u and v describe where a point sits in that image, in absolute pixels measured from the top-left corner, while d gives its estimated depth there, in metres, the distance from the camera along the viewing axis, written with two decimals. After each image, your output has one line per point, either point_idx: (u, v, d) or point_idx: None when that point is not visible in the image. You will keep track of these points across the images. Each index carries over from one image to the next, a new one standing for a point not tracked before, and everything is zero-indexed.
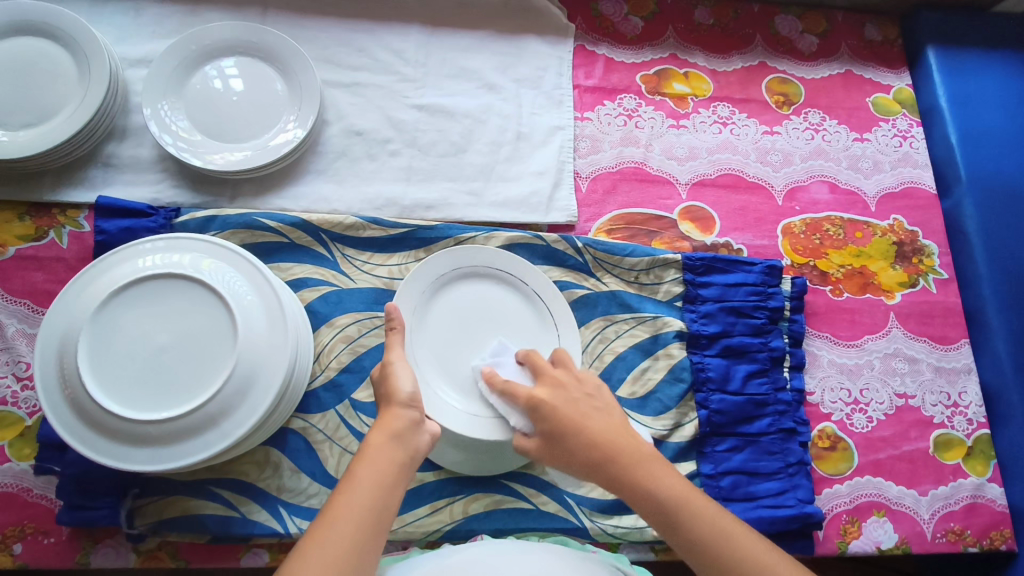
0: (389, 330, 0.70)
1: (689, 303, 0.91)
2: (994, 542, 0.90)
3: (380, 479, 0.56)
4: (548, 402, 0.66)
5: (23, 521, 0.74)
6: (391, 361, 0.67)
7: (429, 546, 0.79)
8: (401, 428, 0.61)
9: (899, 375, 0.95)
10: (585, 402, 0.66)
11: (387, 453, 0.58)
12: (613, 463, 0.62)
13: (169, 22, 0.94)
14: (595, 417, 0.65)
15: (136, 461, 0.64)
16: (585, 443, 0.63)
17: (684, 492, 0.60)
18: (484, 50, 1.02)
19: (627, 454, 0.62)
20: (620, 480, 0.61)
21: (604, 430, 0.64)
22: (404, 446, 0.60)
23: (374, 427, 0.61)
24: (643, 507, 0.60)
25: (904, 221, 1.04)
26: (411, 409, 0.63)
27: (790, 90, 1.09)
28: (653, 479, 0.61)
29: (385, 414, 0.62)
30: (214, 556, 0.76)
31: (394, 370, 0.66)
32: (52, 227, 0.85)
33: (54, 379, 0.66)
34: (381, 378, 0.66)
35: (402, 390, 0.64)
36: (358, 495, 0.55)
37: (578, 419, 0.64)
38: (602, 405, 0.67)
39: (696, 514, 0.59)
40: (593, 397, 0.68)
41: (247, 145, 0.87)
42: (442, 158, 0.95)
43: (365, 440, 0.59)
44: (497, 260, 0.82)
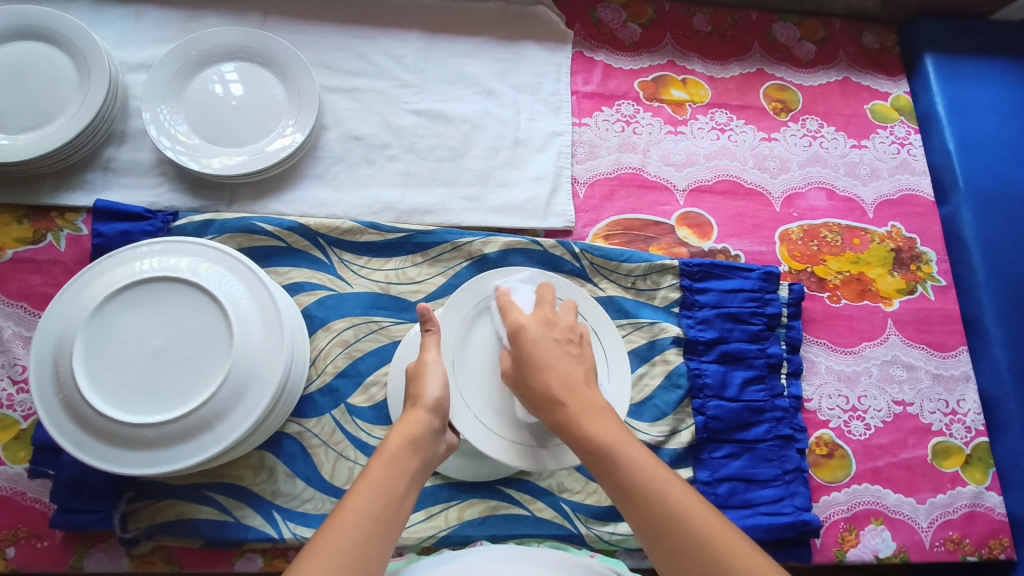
0: (427, 331, 0.71)
1: (687, 309, 0.91)
2: (992, 551, 0.89)
3: (392, 483, 0.57)
4: (535, 337, 0.68)
5: (17, 524, 0.74)
6: (426, 361, 0.68)
7: (423, 552, 0.78)
8: (417, 434, 0.61)
9: (898, 382, 0.95)
10: (556, 347, 0.68)
11: (402, 459, 0.59)
12: (566, 407, 0.63)
13: (170, 27, 0.95)
14: (559, 363, 0.66)
15: (130, 464, 0.64)
16: (545, 386, 0.65)
17: (627, 442, 0.61)
18: (483, 56, 1.03)
19: (583, 401, 0.64)
20: (569, 425, 0.63)
21: (566, 377, 0.65)
22: (417, 452, 0.60)
23: (392, 431, 0.61)
24: (584, 451, 0.61)
25: (902, 228, 1.04)
26: (433, 416, 0.63)
27: (788, 97, 1.09)
28: (597, 426, 0.62)
29: (407, 417, 0.63)
30: (208, 561, 0.76)
31: (427, 371, 0.66)
32: (50, 230, 0.85)
33: (50, 380, 0.66)
34: (412, 378, 0.67)
35: (430, 394, 0.64)
36: (373, 497, 0.55)
37: (545, 361, 0.66)
38: (575, 354, 0.69)
39: (635, 461, 0.59)
40: (570, 344, 0.69)
41: (245, 149, 0.88)
42: (440, 164, 0.95)
43: (383, 443, 0.60)
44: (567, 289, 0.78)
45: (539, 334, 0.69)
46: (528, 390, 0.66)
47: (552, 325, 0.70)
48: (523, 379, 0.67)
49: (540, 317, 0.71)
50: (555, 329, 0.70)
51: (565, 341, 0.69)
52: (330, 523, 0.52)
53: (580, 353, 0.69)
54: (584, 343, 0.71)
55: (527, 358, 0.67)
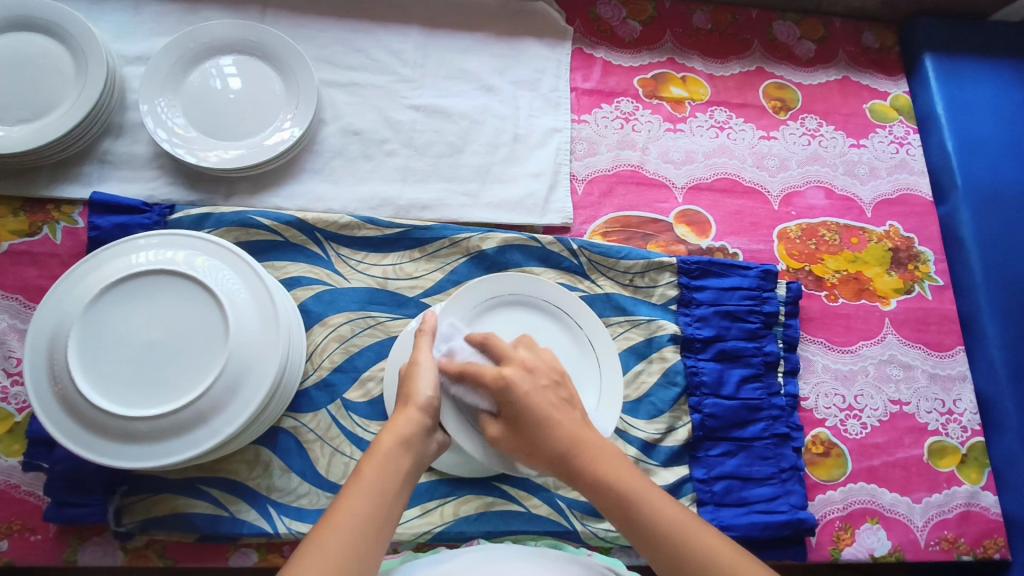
0: (420, 332, 0.69)
1: (684, 306, 0.91)
2: (987, 550, 0.89)
3: (383, 485, 0.56)
4: (526, 390, 0.63)
5: (10, 518, 0.73)
6: (417, 361, 0.65)
7: (419, 548, 0.78)
8: (411, 434, 0.59)
9: (894, 381, 0.95)
10: (550, 395, 0.64)
11: (394, 461, 0.57)
12: (576, 456, 0.61)
13: (168, 19, 0.94)
14: (561, 413, 0.63)
15: (124, 458, 0.64)
16: (552, 442, 0.61)
17: (644, 484, 0.59)
18: (482, 52, 1.02)
19: (587, 448, 0.61)
20: (580, 474, 0.60)
21: (570, 427, 0.62)
22: (411, 452, 0.59)
23: (384, 429, 0.60)
24: (598, 497, 0.59)
25: (900, 228, 1.04)
26: (424, 415, 0.62)
27: (787, 96, 1.09)
28: (611, 469, 0.60)
29: (397, 416, 0.61)
30: (203, 555, 0.76)
31: (419, 371, 0.64)
32: (46, 223, 0.84)
33: (44, 372, 0.65)
34: (403, 377, 0.65)
35: (421, 393, 0.63)
36: (363, 500, 0.54)
37: (543, 417, 0.62)
38: (566, 398, 0.65)
39: (652, 502, 0.58)
40: (557, 388, 0.65)
41: (242, 143, 0.87)
42: (438, 159, 0.95)
43: (374, 442, 0.59)
44: (566, 300, 0.80)
45: (525, 381, 0.64)
46: (532, 449, 0.62)
47: (534, 371, 0.65)
48: (526, 435, 0.62)
49: (524, 364, 0.65)
50: (538, 376, 0.65)
51: (551, 385, 0.65)
52: (318, 531, 0.51)
53: (570, 396, 0.65)
54: (568, 381, 0.67)
55: (521, 409, 0.62)
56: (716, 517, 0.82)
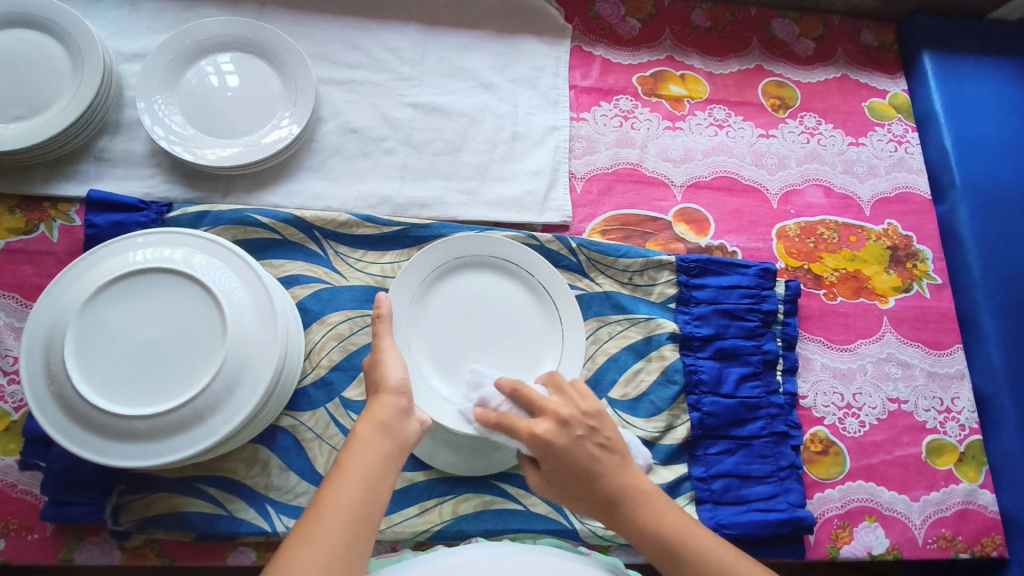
0: (376, 319, 0.66)
1: (683, 305, 0.91)
2: (985, 548, 0.89)
3: (366, 471, 0.56)
4: (564, 448, 0.62)
5: (7, 517, 0.73)
6: (382, 351, 0.65)
7: (418, 546, 0.78)
8: (389, 418, 0.59)
9: (892, 379, 0.95)
10: (588, 446, 0.63)
11: (374, 445, 0.57)
12: (624, 507, 0.62)
13: (165, 17, 0.94)
14: (603, 463, 0.63)
15: (121, 457, 0.64)
16: (600, 496, 0.62)
17: (684, 526, 0.63)
18: (481, 49, 1.02)
19: (635, 500, 0.63)
20: (636, 528, 0.62)
21: (611, 478, 0.63)
22: (392, 436, 0.59)
23: (362, 417, 0.60)
24: (655, 551, 0.62)
25: (899, 226, 1.04)
26: (400, 398, 0.61)
27: (786, 94, 1.09)
28: (656, 517, 0.63)
29: (374, 402, 0.61)
30: (201, 554, 0.76)
31: (385, 359, 0.64)
32: (42, 221, 0.84)
33: (41, 371, 0.65)
34: (372, 365, 0.65)
35: (392, 378, 0.62)
36: (347, 488, 0.54)
37: (587, 474, 0.62)
38: (604, 446, 0.63)
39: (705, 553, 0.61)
40: (595, 436, 0.64)
41: (239, 141, 0.87)
42: (437, 157, 0.94)
43: (354, 432, 0.59)
44: (512, 252, 0.81)
45: (563, 438, 0.62)
46: (575, 496, 0.63)
47: (568, 423, 0.63)
48: (571, 489, 0.63)
49: (562, 418, 0.64)
50: (573, 427, 0.63)
51: (587, 434, 0.63)
52: (305, 523, 0.52)
53: (607, 440, 0.64)
54: (603, 424, 0.65)
55: (560, 465, 0.62)
56: (715, 516, 0.82)
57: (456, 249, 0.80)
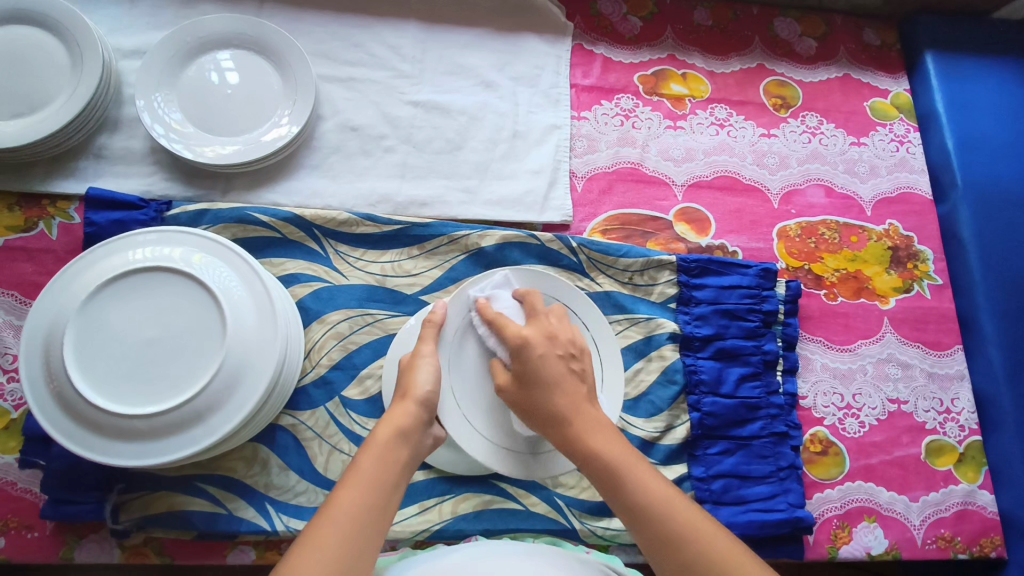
0: (427, 323, 0.70)
1: (683, 305, 0.91)
2: (983, 549, 0.90)
3: (380, 475, 0.56)
4: (542, 355, 0.65)
5: (6, 515, 0.73)
6: (421, 354, 0.67)
7: (418, 545, 0.78)
8: (406, 426, 0.60)
9: (892, 380, 0.95)
10: (563, 365, 0.66)
11: (391, 452, 0.58)
12: (572, 425, 0.63)
13: (165, 13, 0.94)
14: (569, 385, 0.65)
15: (122, 456, 0.64)
16: (550, 407, 0.63)
17: (627, 454, 0.61)
18: (482, 47, 1.02)
19: (586, 420, 0.63)
20: (578, 445, 0.62)
21: (572, 397, 0.64)
22: (408, 444, 0.60)
23: (380, 422, 0.61)
24: (592, 469, 0.61)
25: (900, 226, 1.04)
26: (422, 410, 0.63)
27: (788, 93, 1.09)
28: (602, 440, 0.62)
29: (395, 409, 0.62)
30: (200, 553, 0.76)
31: (420, 365, 0.66)
32: (41, 219, 0.84)
33: (40, 370, 0.65)
34: (404, 370, 0.67)
35: (420, 388, 0.64)
36: (361, 490, 0.54)
37: (553, 382, 0.64)
38: (578, 371, 0.66)
39: (640, 476, 0.59)
40: (572, 360, 0.67)
41: (239, 138, 0.87)
42: (437, 155, 0.94)
43: (370, 435, 0.59)
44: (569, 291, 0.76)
45: (540, 349, 0.66)
46: (532, 408, 0.64)
47: (555, 339, 0.67)
48: (530, 397, 0.64)
49: (541, 333, 0.67)
50: (556, 344, 0.67)
51: (566, 356, 0.66)
52: (317, 522, 0.51)
53: (582, 368, 0.67)
54: (584, 358, 0.68)
55: (533, 373, 0.65)
56: (714, 515, 0.82)
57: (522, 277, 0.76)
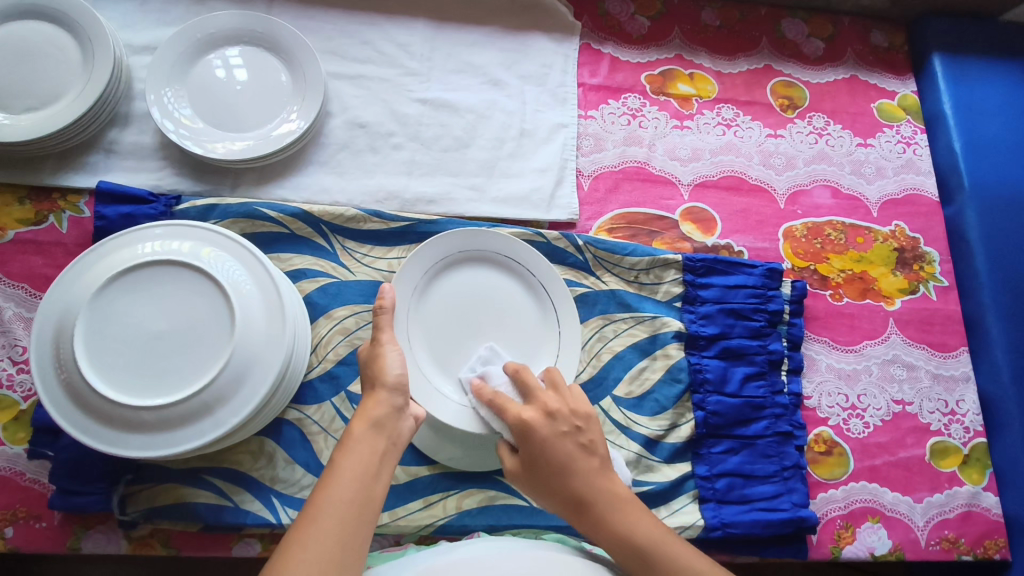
0: (377, 310, 0.67)
1: (689, 304, 0.91)
2: (987, 551, 0.89)
3: (360, 468, 0.56)
4: (544, 440, 0.64)
5: (15, 505, 0.74)
6: (382, 342, 0.66)
7: (422, 540, 0.79)
8: (382, 415, 0.60)
9: (897, 381, 0.95)
10: (569, 443, 0.64)
11: (369, 443, 0.58)
12: (555, 479, 0.64)
13: (176, 10, 0.94)
14: (579, 464, 0.64)
15: (130, 447, 0.64)
16: (558, 488, 0.64)
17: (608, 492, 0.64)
18: (490, 46, 1.02)
19: (603, 497, 0.63)
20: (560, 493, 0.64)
21: (562, 463, 0.64)
22: (386, 434, 0.59)
23: (356, 414, 0.60)
24: (566, 504, 0.64)
25: (906, 228, 1.04)
26: (395, 395, 0.62)
27: (794, 94, 1.09)
28: (580, 485, 0.63)
29: (369, 400, 0.62)
30: (206, 545, 0.76)
31: (384, 352, 0.65)
32: (52, 212, 0.84)
33: (50, 362, 0.66)
34: (368, 361, 0.65)
35: (390, 373, 0.63)
36: (342, 486, 0.54)
37: (558, 471, 0.64)
38: (585, 445, 0.65)
39: (620, 518, 0.63)
40: (578, 434, 0.65)
41: (248, 135, 0.87)
42: (444, 153, 0.94)
43: (347, 428, 0.59)
44: (509, 247, 0.81)
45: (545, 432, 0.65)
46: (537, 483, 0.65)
47: (555, 416, 0.66)
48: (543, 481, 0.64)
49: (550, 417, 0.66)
50: (559, 421, 0.66)
51: (572, 432, 0.65)
52: (301, 522, 0.52)
53: (589, 441, 0.66)
54: (591, 427, 0.67)
55: (540, 462, 0.64)
56: (718, 514, 0.83)
57: (464, 242, 0.79)
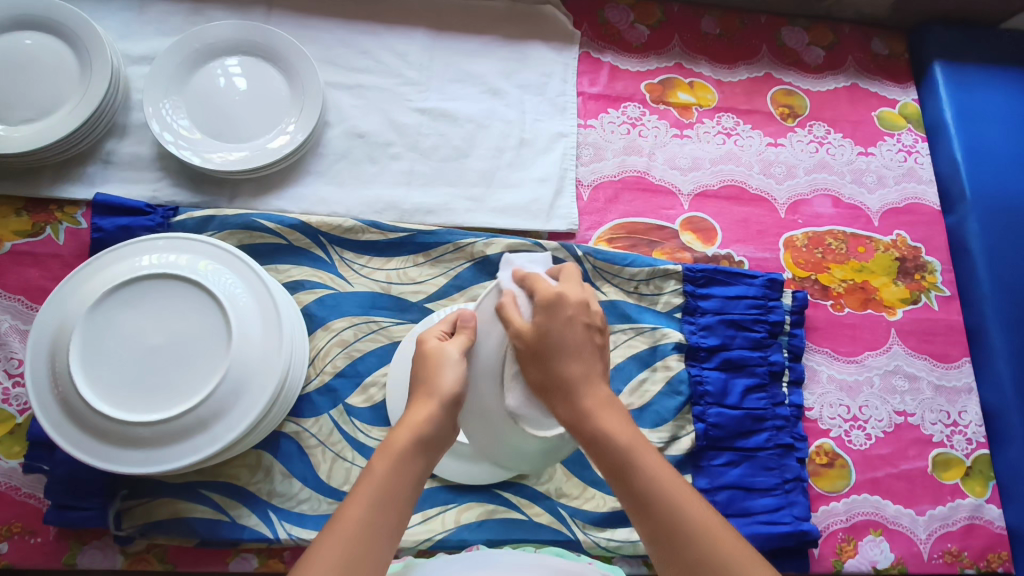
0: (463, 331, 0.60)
1: (689, 315, 0.90)
2: (991, 564, 0.89)
3: (395, 488, 0.51)
4: (569, 319, 0.57)
5: (10, 520, 0.73)
6: (448, 349, 0.58)
7: (420, 555, 0.78)
8: (429, 431, 0.54)
9: (899, 392, 0.94)
10: (582, 337, 0.58)
11: (410, 462, 0.53)
12: (568, 395, 0.57)
13: (174, 19, 0.94)
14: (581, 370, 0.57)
15: (125, 463, 0.64)
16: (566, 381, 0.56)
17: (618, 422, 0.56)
18: (489, 54, 1.02)
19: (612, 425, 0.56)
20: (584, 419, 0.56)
21: (586, 370, 0.57)
22: (427, 450, 0.54)
23: (399, 423, 0.55)
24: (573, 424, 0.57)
25: (907, 237, 1.03)
26: (446, 411, 0.56)
27: (795, 102, 1.08)
28: (602, 411, 0.56)
29: (415, 407, 0.56)
30: (203, 560, 0.75)
31: (446, 360, 0.57)
32: (49, 224, 0.84)
33: (46, 376, 0.65)
34: (426, 358, 0.58)
35: (449, 385, 0.56)
36: (370, 505, 0.50)
37: (568, 359, 0.57)
38: (597, 344, 0.59)
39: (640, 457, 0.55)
40: (596, 333, 0.59)
41: (246, 145, 0.87)
42: (443, 163, 0.94)
43: (389, 436, 0.54)
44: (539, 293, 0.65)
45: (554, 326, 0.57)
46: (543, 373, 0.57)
47: (584, 308, 0.59)
48: (542, 368, 0.56)
49: (541, 330, 0.56)
50: (586, 313, 0.59)
51: (591, 326, 0.59)
52: (324, 536, 0.48)
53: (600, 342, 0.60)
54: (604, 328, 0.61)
55: (547, 357, 0.56)
56: None
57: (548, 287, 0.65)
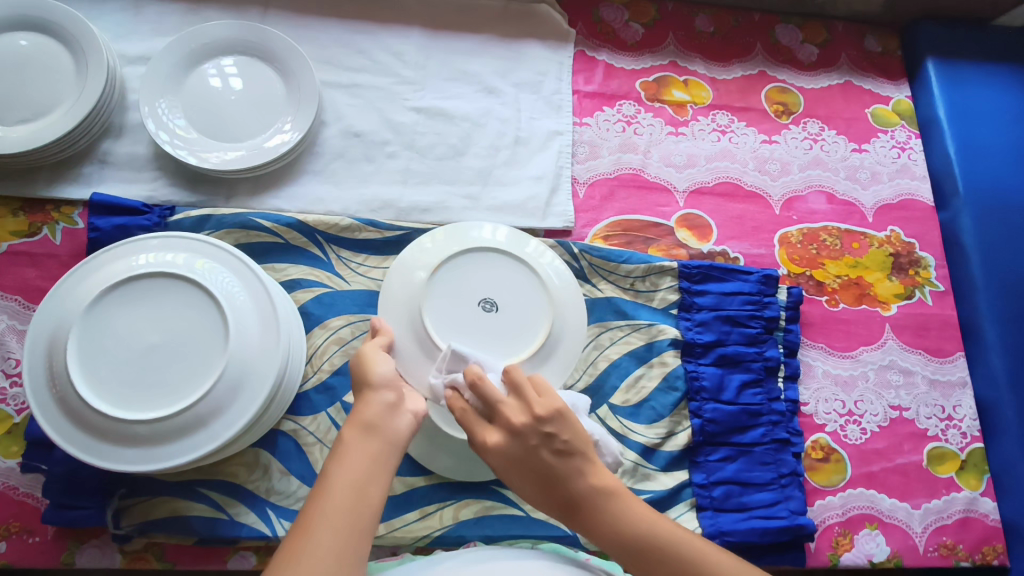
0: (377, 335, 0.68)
1: (685, 311, 0.91)
2: (986, 557, 0.89)
3: (355, 476, 0.52)
4: (517, 453, 0.57)
5: (9, 520, 0.73)
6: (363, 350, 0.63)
7: (419, 551, 0.78)
8: (376, 417, 0.56)
9: (894, 387, 0.95)
10: (543, 450, 0.57)
11: (362, 448, 0.54)
12: (548, 488, 0.57)
13: (170, 19, 0.94)
14: (554, 468, 0.57)
15: (123, 460, 0.64)
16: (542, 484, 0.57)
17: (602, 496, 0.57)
18: (484, 53, 1.02)
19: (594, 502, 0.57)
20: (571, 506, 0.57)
21: (556, 472, 0.57)
22: (381, 436, 0.55)
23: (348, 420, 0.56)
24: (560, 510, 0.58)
25: (901, 233, 1.04)
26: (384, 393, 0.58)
27: (789, 99, 1.09)
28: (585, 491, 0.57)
29: (360, 402, 0.57)
30: (202, 558, 0.76)
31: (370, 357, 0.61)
32: (45, 224, 0.84)
33: (43, 376, 0.65)
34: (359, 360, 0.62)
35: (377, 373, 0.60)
36: (335, 495, 0.50)
37: (537, 469, 0.57)
38: (560, 446, 0.57)
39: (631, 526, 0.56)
40: (551, 440, 0.57)
41: (242, 144, 0.87)
42: (439, 162, 0.94)
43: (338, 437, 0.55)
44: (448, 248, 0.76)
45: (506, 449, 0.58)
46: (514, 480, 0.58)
47: (522, 428, 0.57)
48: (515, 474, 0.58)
49: (498, 453, 0.58)
50: (529, 431, 0.57)
51: (543, 439, 0.57)
52: (296, 533, 0.48)
53: (565, 440, 0.57)
54: (561, 421, 0.58)
55: (520, 471, 0.58)
56: (715, 522, 0.82)
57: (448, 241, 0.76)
